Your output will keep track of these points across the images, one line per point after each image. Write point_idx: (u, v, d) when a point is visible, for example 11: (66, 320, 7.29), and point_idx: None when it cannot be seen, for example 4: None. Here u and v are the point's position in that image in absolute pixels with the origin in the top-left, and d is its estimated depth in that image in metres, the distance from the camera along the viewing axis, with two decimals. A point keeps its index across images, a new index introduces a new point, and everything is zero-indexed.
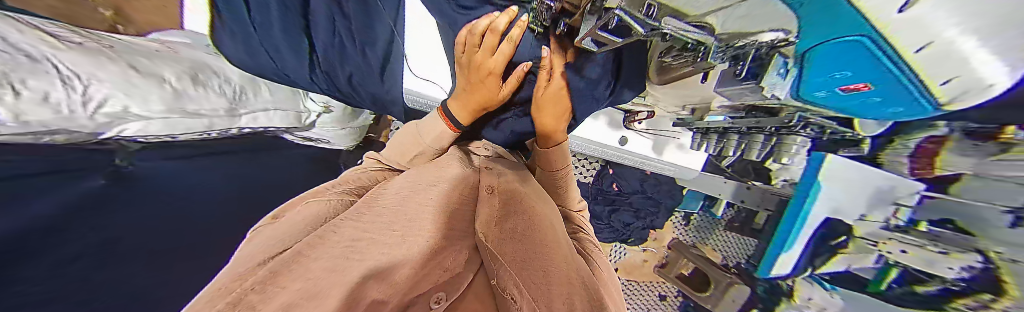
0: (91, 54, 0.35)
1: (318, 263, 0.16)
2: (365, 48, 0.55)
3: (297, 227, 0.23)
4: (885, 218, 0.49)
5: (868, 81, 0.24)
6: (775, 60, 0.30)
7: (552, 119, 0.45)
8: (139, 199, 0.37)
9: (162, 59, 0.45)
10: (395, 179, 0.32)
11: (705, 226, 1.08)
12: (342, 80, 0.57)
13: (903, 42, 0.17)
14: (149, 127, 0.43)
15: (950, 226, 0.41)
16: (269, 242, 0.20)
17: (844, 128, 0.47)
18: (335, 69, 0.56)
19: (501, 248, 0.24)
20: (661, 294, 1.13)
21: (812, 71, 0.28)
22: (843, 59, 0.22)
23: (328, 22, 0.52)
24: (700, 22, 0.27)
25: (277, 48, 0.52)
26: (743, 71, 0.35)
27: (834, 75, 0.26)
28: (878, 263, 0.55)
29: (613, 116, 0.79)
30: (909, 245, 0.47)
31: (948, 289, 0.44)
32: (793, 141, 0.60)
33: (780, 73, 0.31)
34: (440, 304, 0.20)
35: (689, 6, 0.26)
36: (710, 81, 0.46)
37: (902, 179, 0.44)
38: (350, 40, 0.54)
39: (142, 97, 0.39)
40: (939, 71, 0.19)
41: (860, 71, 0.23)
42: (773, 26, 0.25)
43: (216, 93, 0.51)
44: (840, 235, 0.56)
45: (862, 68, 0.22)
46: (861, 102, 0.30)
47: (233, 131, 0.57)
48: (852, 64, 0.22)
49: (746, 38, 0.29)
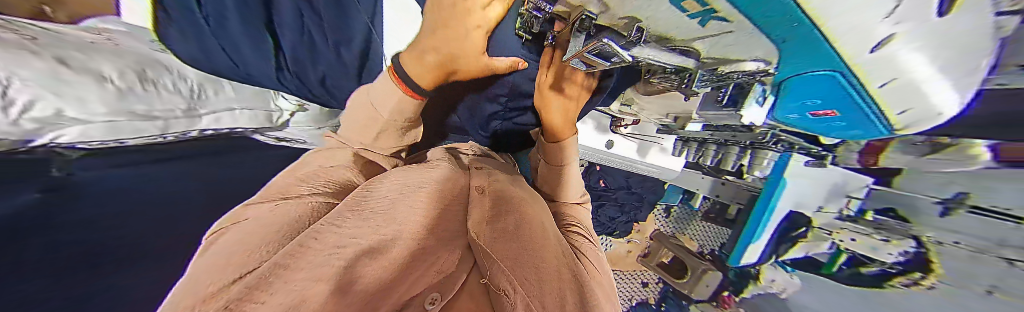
0: (7, 48, 0.33)
1: (301, 274, 0.14)
2: (340, 46, 0.57)
3: (265, 239, 0.21)
4: (839, 209, 0.55)
5: (834, 109, 0.27)
6: (755, 88, 0.34)
7: (559, 114, 0.50)
8: (88, 208, 0.34)
9: (102, 53, 0.44)
10: (385, 181, 0.31)
11: (683, 217, 1.15)
12: (315, 81, 0.61)
13: (871, 77, 0.20)
14: (92, 132, 0.41)
15: (892, 214, 0.46)
16: (237, 256, 0.18)
17: (809, 144, 0.50)
18: (308, 70, 0.59)
19: (496, 247, 0.24)
20: (644, 280, 1.22)
21: (787, 98, 0.32)
22: (816, 90, 0.25)
23: (297, 17, 0.52)
24: (687, 47, 0.29)
25: (236, 45, 0.54)
26: (726, 95, 0.40)
27: (805, 101, 0.29)
28: (831, 249, 0.60)
29: (600, 121, 0.82)
30: (858, 234, 0.53)
31: (885, 269, 0.50)
32: (766, 156, 0.62)
33: (759, 100, 0.35)
34: (436, 304, 0.17)
35: (675, 32, 0.28)
36: (694, 100, 0.47)
37: (855, 175, 0.50)
38: (323, 38, 0.55)
39: (73, 99, 0.39)
40: (898, 105, 0.22)
41: (827, 99, 0.26)
42: (755, 57, 0.27)
43: (168, 91, 0.51)
44: (800, 227, 0.62)
45: (831, 98, 0.26)
46: (826, 126, 0.32)
47: (195, 133, 0.56)
48: (825, 93, 0.25)
49: (730, 66, 0.31)
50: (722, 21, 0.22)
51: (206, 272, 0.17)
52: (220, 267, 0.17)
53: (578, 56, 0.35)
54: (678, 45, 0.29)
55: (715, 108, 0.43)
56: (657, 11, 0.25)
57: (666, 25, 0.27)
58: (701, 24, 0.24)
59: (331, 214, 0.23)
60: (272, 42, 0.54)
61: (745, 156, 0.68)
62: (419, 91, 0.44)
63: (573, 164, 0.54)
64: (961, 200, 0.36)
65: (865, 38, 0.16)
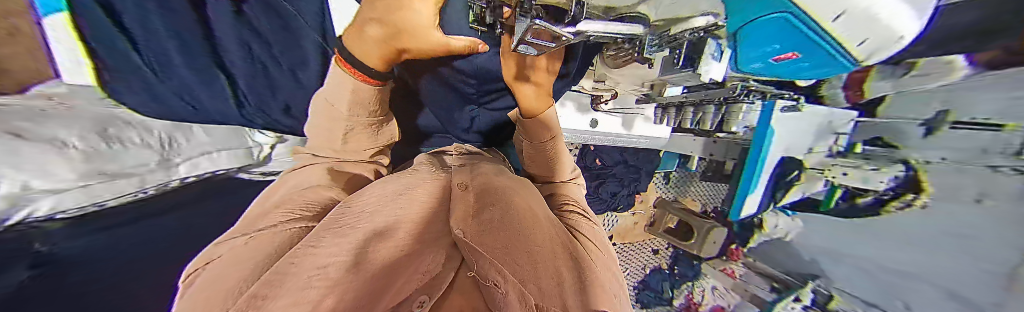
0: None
1: (295, 284, 0.14)
2: (297, 70, 0.59)
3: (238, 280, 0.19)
4: (829, 147, 0.58)
5: (794, 50, 0.26)
6: (710, 44, 0.36)
7: (536, 98, 0.49)
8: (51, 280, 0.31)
9: (55, 120, 0.43)
10: (360, 196, 0.30)
11: (681, 181, 1.17)
12: (279, 110, 0.65)
13: (821, 6, 0.18)
14: (64, 202, 0.43)
15: (880, 143, 0.50)
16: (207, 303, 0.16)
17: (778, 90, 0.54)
18: (269, 100, 0.63)
19: (482, 239, 0.21)
20: (653, 248, 1.25)
21: (745, 47, 0.30)
22: (774, 32, 0.24)
23: (245, 53, 0.56)
24: (635, 12, 0.28)
25: (196, 96, 0.57)
26: (682, 58, 0.43)
27: (765, 49, 0.28)
28: (826, 187, 0.63)
29: (580, 100, 0.80)
30: (847, 167, 0.55)
31: (878, 198, 0.54)
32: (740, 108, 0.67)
33: (715, 58, 0.37)
34: (423, 307, 0.16)
35: (613, 2, 0.26)
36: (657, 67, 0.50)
37: (841, 111, 0.53)
38: (275, 64, 0.58)
39: (41, 169, 0.40)
40: (852, 34, 0.20)
41: (789, 43, 0.24)
42: (704, 11, 0.26)
43: (138, 145, 0.53)
44: (793, 172, 0.63)
45: (788, 39, 0.24)
46: (792, 67, 0.32)
47: (178, 183, 0.59)
48: (785, 34, 0.23)
49: (681, 25, 0.29)
50: None
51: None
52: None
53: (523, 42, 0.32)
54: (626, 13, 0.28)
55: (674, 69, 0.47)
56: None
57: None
58: None
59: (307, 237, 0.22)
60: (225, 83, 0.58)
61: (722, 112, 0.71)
62: (377, 76, 0.40)
63: (560, 137, 0.53)
64: (942, 119, 0.39)
65: None
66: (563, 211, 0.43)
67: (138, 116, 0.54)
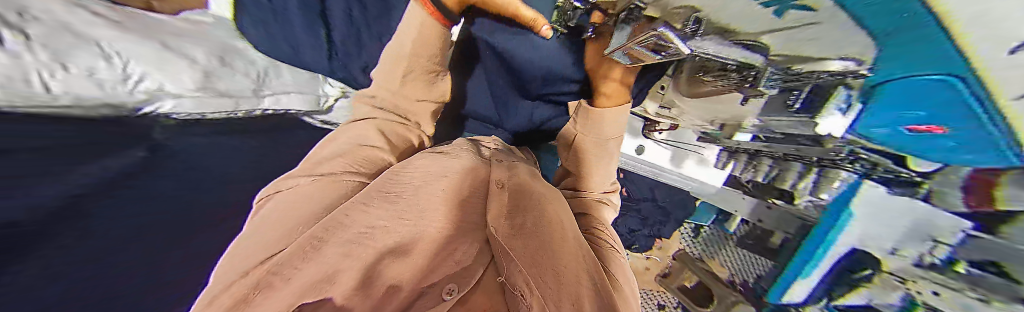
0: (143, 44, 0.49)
1: (314, 270, 0.17)
2: (381, 39, 0.68)
3: (304, 221, 0.25)
4: (919, 255, 0.44)
5: (945, 122, 0.23)
6: (838, 92, 0.31)
7: (616, 97, 0.51)
8: None
9: (196, 40, 0.59)
10: (408, 165, 0.32)
11: (714, 240, 1.06)
12: (359, 70, 0.72)
13: (1007, 88, 0.15)
14: (183, 105, 0.52)
15: (994, 270, 0.37)
16: (284, 237, 0.23)
17: (899, 167, 0.40)
18: (353, 60, 0.71)
19: (512, 244, 0.24)
20: (659, 303, 1.12)
21: (882, 104, 0.27)
22: (928, 94, 0.21)
23: (346, 16, 0.66)
24: (750, 40, 0.30)
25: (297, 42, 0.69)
26: (798, 99, 0.37)
27: (903, 112, 0.26)
28: (901, 302, 0.50)
29: (633, 124, 0.82)
30: (939, 286, 0.43)
31: None
32: (835, 176, 0.51)
33: (840, 108, 0.32)
34: (453, 295, 0.18)
35: (741, 24, 0.29)
36: (752, 104, 0.46)
37: (941, 214, 0.40)
38: (367, 29, 0.68)
39: (172, 74, 0.52)
40: None
41: (944, 108, 0.21)
42: (841, 55, 0.24)
43: (241, 74, 0.63)
44: (864, 269, 0.54)
45: (947, 108, 0.21)
46: (928, 144, 0.28)
47: (258, 112, 0.65)
48: (942, 100, 0.20)
49: (812, 65, 0.29)
50: (805, 10, 0.21)
51: (268, 246, 0.22)
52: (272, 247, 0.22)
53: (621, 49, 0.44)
54: (745, 39, 0.31)
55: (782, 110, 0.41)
56: (725, 14, 0.29)
57: (735, 16, 0.28)
58: (777, 15, 0.24)
59: (358, 196, 0.25)
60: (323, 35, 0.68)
61: (808, 175, 0.56)
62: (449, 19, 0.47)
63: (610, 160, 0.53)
64: None
65: (985, 21, 0.13)
66: (592, 233, 0.42)
67: (249, 50, 0.67)
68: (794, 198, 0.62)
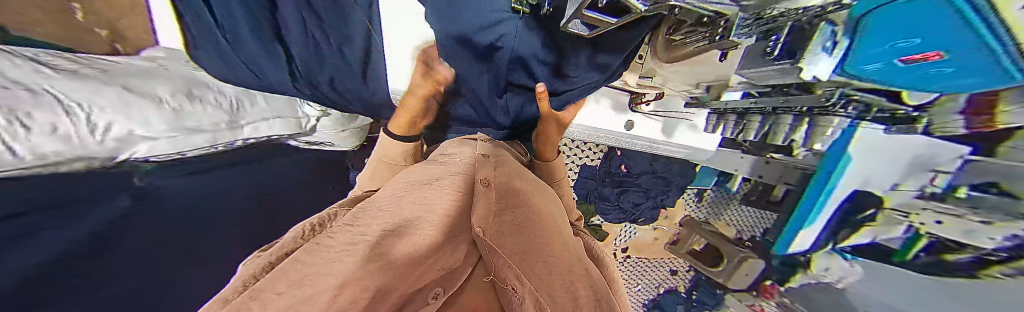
0: (84, 79, 0.37)
1: (315, 266, 0.13)
2: (342, 44, 0.54)
3: (297, 234, 0.21)
4: (919, 187, 0.52)
5: (940, 48, 0.25)
6: (821, 30, 0.35)
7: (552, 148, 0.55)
8: (143, 227, 0.38)
9: (155, 79, 0.46)
10: (391, 183, 0.31)
11: (719, 202, 1.06)
12: (326, 85, 0.58)
13: None
14: (158, 147, 0.44)
15: (995, 189, 0.43)
16: (271, 248, 0.19)
17: (891, 103, 0.45)
18: (317, 73, 0.56)
19: (502, 240, 0.21)
20: (672, 268, 1.17)
21: (874, 39, 0.31)
22: (929, 16, 0.24)
23: (299, 19, 0.49)
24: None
25: (254, 58, 0.51)
26: (779, 48, 0.43)
27: (895, 44, 0.28)
28: (907, 233, 0.58)
29: (618, 99, 0.74)
30: (942, 214, 0.50)
31: (980, 256, 0.48)
32: (829, 122, 0.53)
33: (825, 48, 0.37)
34: (439, 299, 0.18)
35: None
36: (732, 57, 0.54)
37: (943, 144, 0.46)
38: (325, 37, 0.52)
39: (145, 118, 0.41)
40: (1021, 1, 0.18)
41: (937, 34, 0.25)
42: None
43: (214, 107, 0.51)
44: (867, 210, 0.60)
45: (938, 24, 0.24)
46: (922, 73, 0.31)
47: (238, 143, 0.56)
48: (940, 21, 0.23)
49: (785, 1, 0.32)
50: None
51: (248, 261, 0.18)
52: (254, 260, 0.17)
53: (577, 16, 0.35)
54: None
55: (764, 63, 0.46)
56: None
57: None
58: None
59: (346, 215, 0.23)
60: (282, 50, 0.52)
61: (801, 126, 0.59)
62: None
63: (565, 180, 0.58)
64: None
65: None
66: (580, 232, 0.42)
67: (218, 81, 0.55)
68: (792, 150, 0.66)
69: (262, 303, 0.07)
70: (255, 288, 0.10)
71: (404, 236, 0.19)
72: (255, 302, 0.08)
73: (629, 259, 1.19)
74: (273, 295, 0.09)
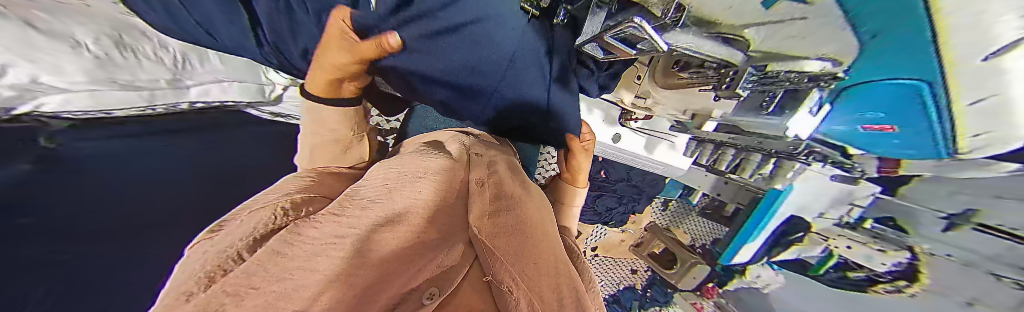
0: None
1: (297, 262, 0.12)
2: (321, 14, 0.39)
3: (270, 221, 0.19)
4: (840, 216, 0.68)
5: (894, 124, 0.40)
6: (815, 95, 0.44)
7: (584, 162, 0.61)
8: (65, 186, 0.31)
9: (65, 13, 0.37)
10: (380, 172, 0.30)
11: (680, 212, 1.16)
12: (298, 57, 0.45)
13: (971, 94, 0.29)
14: (72, 103, 0.37)
15: (891, 223, 0.61)
16: (240, 235, 0.16)
17: (844, 158, 0.56)
18: (286, 41, 0.43)
19: (494, 242, 0.23)
20: (632, 268, 1.29)
21: (843, 109, 0.45)
22: (888, 96, 0.36)
23: None
24: (731, 33, 0.35)
25: (208, 18, 0.41)
26: (774, 102, 0.49)
27: (867, 116, 0.42)
28: (823, 253, 0.76)
29: (609, 112, 0.77)
30: (854, 241, 0.68)
31: (871, 276, 0.67)
32: (791, 167, 0.64)
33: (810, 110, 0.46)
34: (433, 300, 0.15)
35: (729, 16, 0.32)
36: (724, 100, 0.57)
37: (867, 184, 0.60)
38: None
39: (54, 66, 0.35)
40: (979, 125, 0.32)
41: (906, 116, 0.37)
42: (822, 55, 0.35)
43: (152, 61, 0.45)
44: (799, 232, 0.78)
45: (898, 112, 0.38)
46: (882, 141, 0.45)
47: (184, 106, 0.50)
48: (901, 104, 0.36)
49: (786, 64, 0.38)
50: (801, 4, 0.26)
51: (205, 249, 0.15)
52: (218, 245, 0.15)
53: (593, 40, 0.39)
54: (728, 33, 0.35)
55: (757, 114, 0.54)
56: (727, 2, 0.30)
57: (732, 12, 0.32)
58: (768, 7, 0.29)
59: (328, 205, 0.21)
60: (247, 16, 0.40)
61: (768, 165, 0.68)
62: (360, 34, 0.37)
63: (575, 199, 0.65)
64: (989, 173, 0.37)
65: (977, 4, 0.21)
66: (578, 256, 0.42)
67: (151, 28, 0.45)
68: (776, 181, 0.69)
69: (237, 300, 0.07)
70: (230, 278, 0.09)
71: (394, 230, 0.19)
72: (233, 298, 0.07)
73: (597, 257, 1.29)
74: (250, 291, 0.08)
